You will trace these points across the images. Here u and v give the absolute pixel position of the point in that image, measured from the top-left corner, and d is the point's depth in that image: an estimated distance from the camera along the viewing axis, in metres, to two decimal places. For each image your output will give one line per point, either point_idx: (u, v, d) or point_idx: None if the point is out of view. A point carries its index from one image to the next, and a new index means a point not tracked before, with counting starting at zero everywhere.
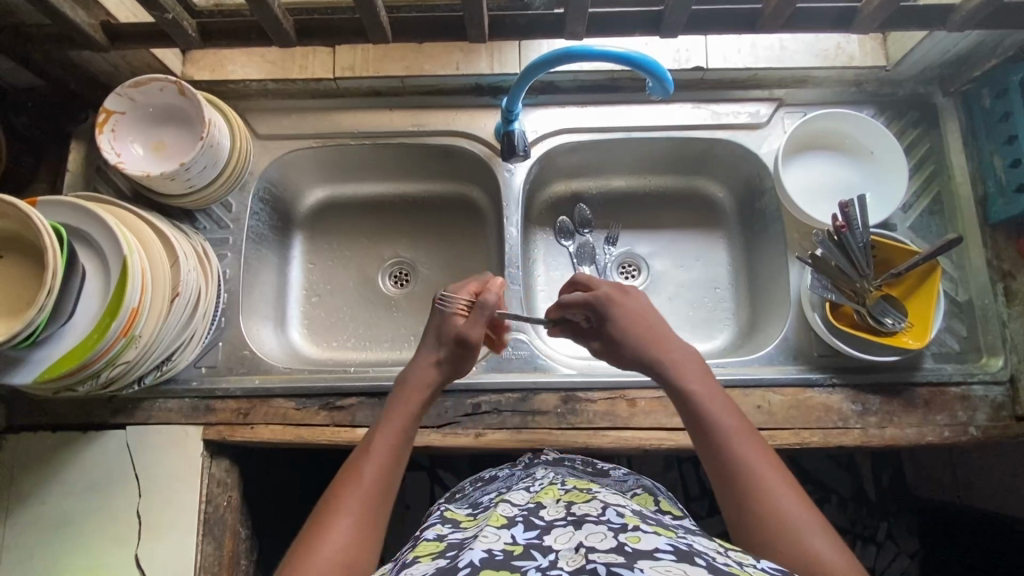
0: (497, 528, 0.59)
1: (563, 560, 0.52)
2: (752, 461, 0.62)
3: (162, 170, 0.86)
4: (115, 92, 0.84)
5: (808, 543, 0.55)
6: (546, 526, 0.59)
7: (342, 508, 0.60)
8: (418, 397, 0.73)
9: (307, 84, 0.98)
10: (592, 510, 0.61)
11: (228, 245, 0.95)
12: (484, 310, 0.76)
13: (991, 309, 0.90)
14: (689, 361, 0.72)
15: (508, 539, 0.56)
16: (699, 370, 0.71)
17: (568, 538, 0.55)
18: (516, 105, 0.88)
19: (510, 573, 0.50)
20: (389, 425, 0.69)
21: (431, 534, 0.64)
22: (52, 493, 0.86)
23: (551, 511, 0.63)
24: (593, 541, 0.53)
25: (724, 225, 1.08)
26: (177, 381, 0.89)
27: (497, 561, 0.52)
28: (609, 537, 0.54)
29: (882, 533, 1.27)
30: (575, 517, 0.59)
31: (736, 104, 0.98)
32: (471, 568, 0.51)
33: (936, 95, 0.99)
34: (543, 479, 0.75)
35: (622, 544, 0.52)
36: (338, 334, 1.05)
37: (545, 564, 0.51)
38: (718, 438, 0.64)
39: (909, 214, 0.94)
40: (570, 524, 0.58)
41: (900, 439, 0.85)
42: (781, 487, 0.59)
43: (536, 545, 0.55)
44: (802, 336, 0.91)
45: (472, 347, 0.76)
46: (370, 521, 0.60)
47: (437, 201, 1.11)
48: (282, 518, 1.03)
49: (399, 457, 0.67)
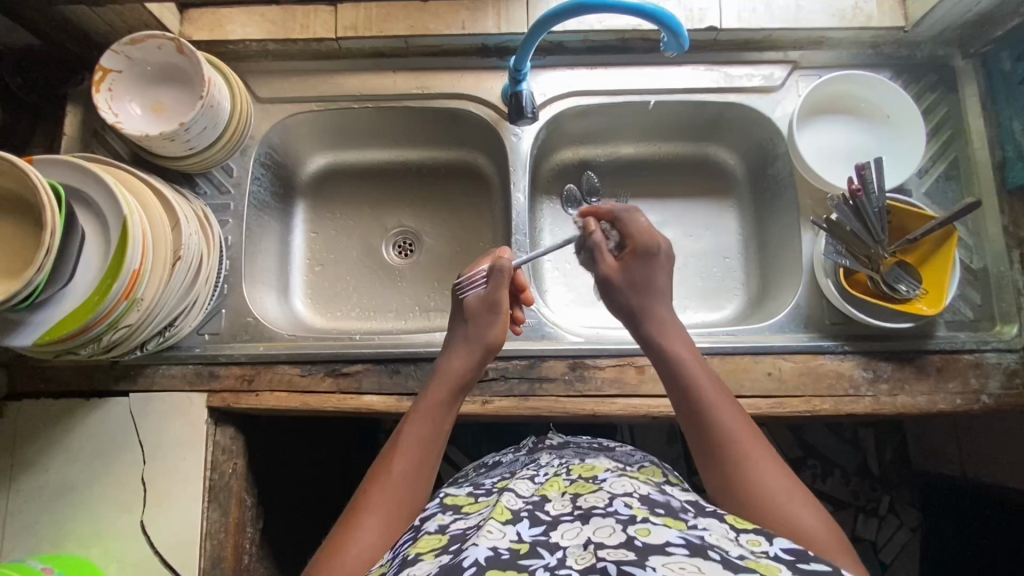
0: (503, 521, 0.58)
1: (572, 558, 0.52)
2: (747, 443, 0.64)
3: (161, 130, 0.84)
4: (111, 49, 0.82)
5: (805, 522, 0.59)
6: (553, 522, 0.58)
7: (371, 506, 0.65)
8: (451, 382, 0.75)
9: (308, 45, 0.95)
10: (599, 501, 0.60)
11: (229, 210, 0.93)
12: (501, 274, 0.77)
13: (1006, 276, 0.88)
14: (680, 339, 0.74)
15: (514, 536, 0.56)
16: (691, 349, 0.73)
17: (576, 534, 0.56)
18: (525, 65, 0.86)
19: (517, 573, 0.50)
20: (420, 416, 0.72)
21: (432, 525, 0.63)
22: (55, 460, 0.85)
23: (557, 504, 0.62)
24: (602, 536, 0.54)
25: (734, 193, 1.07)
26: (180, 348, 0.88)
27: (503, 561, 0.52)
28: (618, 531, 0.54)
29: (884, 506, 1.27)
30: (582, 511, 0.59)
31: (750, 67, 0.96)
32: (477, 566, 0.51)
33: (955, 57, 0.95)
34: (549, 467, 0.75)
35: (631, 540, 0.52)
36: (342, 304, 1.04)
37: (554, 563, 0.52)
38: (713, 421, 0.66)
39: (925, 179, 0.92)
40: (578, 519, 0.58)
41: (911, 407, 0.84)
42: (775, 469, 0.63)
43: (543, 542, 0.55)
44: (813, 302, 0.89)
45: (501, 308, 0.77)
46: (397, 516, 0.65)
47: (442, 168, 1.08)
48: (287, 488, 1.03)
49: (429, 451, 0.70)
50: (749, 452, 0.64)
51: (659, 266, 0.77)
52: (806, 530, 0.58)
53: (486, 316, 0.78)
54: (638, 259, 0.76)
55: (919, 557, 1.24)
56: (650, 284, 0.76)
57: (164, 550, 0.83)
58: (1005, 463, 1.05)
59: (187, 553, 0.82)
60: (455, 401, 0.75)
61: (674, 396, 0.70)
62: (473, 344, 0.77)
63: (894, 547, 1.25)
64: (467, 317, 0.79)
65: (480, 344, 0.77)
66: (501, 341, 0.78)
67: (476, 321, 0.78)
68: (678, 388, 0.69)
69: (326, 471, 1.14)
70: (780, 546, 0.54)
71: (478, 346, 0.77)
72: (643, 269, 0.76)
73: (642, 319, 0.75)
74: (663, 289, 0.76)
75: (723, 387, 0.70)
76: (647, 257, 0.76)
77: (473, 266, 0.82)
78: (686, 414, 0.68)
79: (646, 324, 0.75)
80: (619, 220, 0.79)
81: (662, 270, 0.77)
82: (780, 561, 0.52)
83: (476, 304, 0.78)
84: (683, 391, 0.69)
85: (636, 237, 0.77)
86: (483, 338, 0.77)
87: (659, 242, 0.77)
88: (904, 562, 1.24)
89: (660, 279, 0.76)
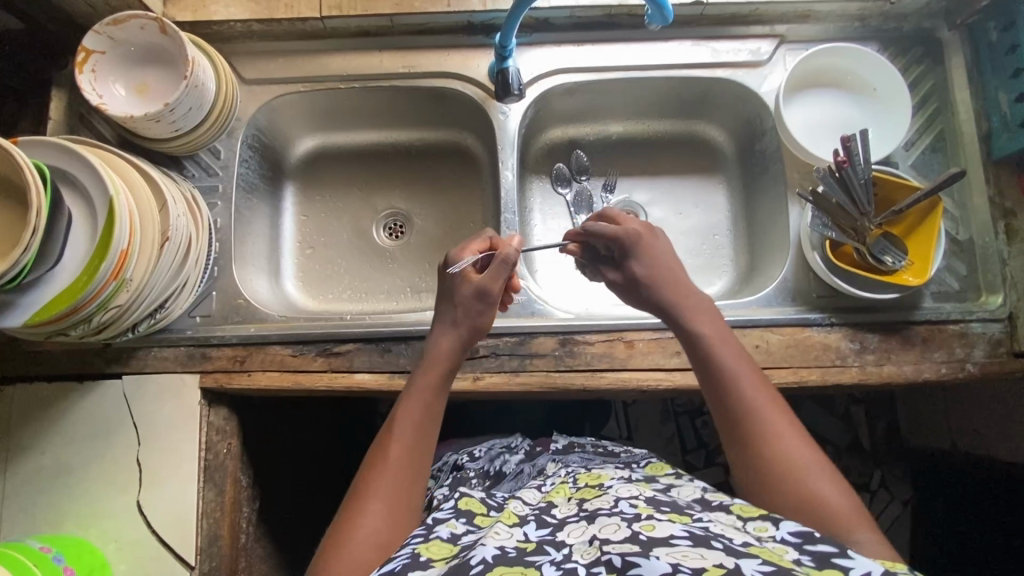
0: (510, 523, 0.61)
1: (578, 553, 0.53)
2: (774, 421, 0.64)
3: (145, 111, 0.83)
4: (93, 29, 0.81)
5: (825, 500, 0.59)
6: (559, 524, 0.60)
7: (372, 493, 0.65)
8: (441, 363, 0.75)
9: (293, 26, 0.94)
10: (605, 503, 0.62)
11: (217, 193, 0.94)
12: (506, 263, 0.77)
13: (992, 247, 0.89)
14: (706, 313, 0.73)
15: (520, 536, 0.58)
16: (717, 325, 0.72)
17: (582, 532, 0.57)
18: (510, 41, 0.86)
19: (524, 568, 0.51)
20: (413, 402, 0.73)
21: (444, 531, 0.62)
22: (50, 443, 0.86)
23: (563, 509, 0.64)
24: (607, 532, 0.54)
25: (722, 170, 1.07)
26: (172, 331, 0.89)
27: (510, 558, 0.53)
28: (623, 527, 0.55)
29: (876, 481, 1.29)
30: (588, 513, 0.61)
31: (737, 42, 0.96)
32: (485, 563, 0.51)
33: (942, 29, 0.96)
34: (556, 476, 0.76)
35: (637, 534, 0.53)
36: (333, 286, 1.04)
37: (559, 558, 0.53)
38: (740, 399, 0.66)
39: (911, 152, 0.93)
40: (584, 519, 0.60)
41: (897, 377, 0.85)
42: (804, 450, 0.63)
43: (549, 540, 0.56)
44: (800, 276, 0.90)
45: (493, 298, 0.77)
46: (400, 503, 0.66)
47: (431, 150, 1.08)
48: (282, 470, 1.04)
49: (424, 433, 0.71)
50: (779, 430, 0.64)
51: (659, 251, 0.78)
52: (832, 512, 0.59)
53: (475, 302, 0.77)
54: (627, 257, 0.79)
55: (910, 530, 1.26)
56: (655, 268, 0.77)
57: (160, 529, 0.83)
58: (993, 434, 1.06)
59: (184, 532, 0.83)
60: (446, 382, 0.75)
61: (704, 381, 0.70)
62: (459, 325, 0.78)
63: (883, 521, 1.27)
64: (456, 300, 0.78)
65: (467, 326, 0.78)
66: (489, 325, 0.80)
67: (466, 306, 0.78)
68: (704, 366, 0.69)
69: (321, 454, 1.15)
70: (786, 529, 0.55)
71: (465, 327, 0.78)
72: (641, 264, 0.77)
73: (664, 298, 0.75)
74: (671, 267, 0.77)
75: (750, 363, 0.69)
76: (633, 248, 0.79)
77: (463, 251, 0.81)
78: (712, 392, 0.68)
79: (669, 304, 0.75)
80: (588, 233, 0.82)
81: (655, 247, 0.79)
82: (787, 543, 0.53)
83: (466, 291, 0.77)
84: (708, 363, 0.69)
85: (616, 240, 0.80)
86: (473, 321, 0.78)
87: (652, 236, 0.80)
88: (895, 535, 1.26)
89: (665, 261, 0.78)
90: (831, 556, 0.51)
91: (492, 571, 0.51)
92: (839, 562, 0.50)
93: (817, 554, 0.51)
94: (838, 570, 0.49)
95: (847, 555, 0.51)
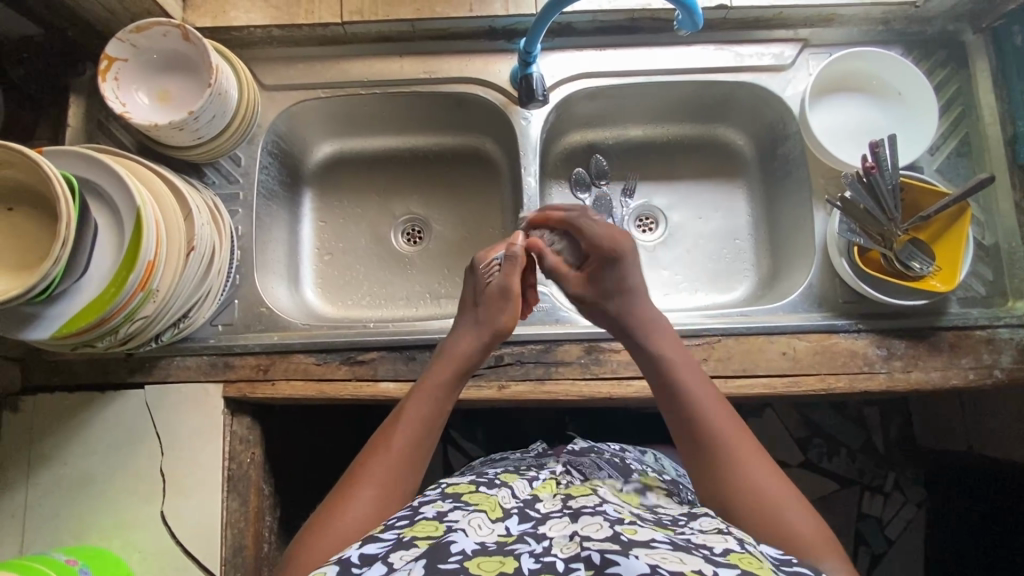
0: (493, 516, 0.59)
1: (557, 546, 0.52)
2: (738, 445, 0.63)
3: (168, 119, 0.82)
4: (116, 37, 0.80)
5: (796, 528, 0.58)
6: (541, 518, 0.59)
7: (366, 479, 0.65)
8: (457, 361, 0.76)
9: (314, 31, 0.93)
10: (589, 502, 0.61)
11: (238, 200, 0.93)
12: (513, 259, 0.81)
13: (1018, 252, 0.88)
14: (668, 339, 0.74)
15: (502, 531, 0.57)
16: (680, 350, 0.73)
17: (563, 527, 0.56)
18: (535, 47, 0.85)
19: (503, 558, 0.51)
20: (422, 394, 0.72)
21: (431, 510, 0.60)
22: (72, 453, 0.85)
23: (547, 504, 0.63)
24: (589, 530, 0.54)
25: (743, 174, 1.06)
26: (194, 340, 0.88)
27: (489, 550, 0.52)
28: (605, 527, 0.54)
29: (890, 484, 1.28)
30: (572, 509, 0.60)
31: (761, 46, 0.95)
32: (464, 554, 0.51)
33: (966, 32, 0.95)
34: (550, 470, 0.75)
35: (618, 535, 0.52)
36: (352, 293, 1.04)
37: (539, 550, 0.52)
38: (704, 422, 0.65)
39: (937, 156, 0.92)
40: (566, 515, 0.59)
41: (924, 383, 0.84)
42: (767, 475, 0.61)
43: (530, 533, 0.56)
44: (826, 282, 0.90)
45: (512, 293, 0.79)
46: (393, 486, 0.65)
47: (449, 155, 1.08)
48: (301, 479, 1.03)
49: (429, 430, 0.70)
50: (742, 454, 0.63)
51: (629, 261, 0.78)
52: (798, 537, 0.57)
53: (498, 300, 0.79)
54: (604, 268, 0.79)
55: (925, 532, 1.26)
56: (621, 288, 0.78)
57: (184, 539, 0.83)
58: (1013, 437, 1.05)
59: (208, 542, 0.83)
60: (459, 383, 0.75)
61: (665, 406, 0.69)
62: (481, 327, 0.78)
63: (899, 524, 1.27)
64: (480, 300, 0.80)
65: (490, 328, 0.78)
66: (510, 327, 0.80)
67: (488, 304, 0.79)
68: (666, 393, 0.69)
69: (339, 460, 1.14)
70: (767, 548, 0.55)
71: (487, 330, 0.78)
72: (612, 274, 0.78)
73: (628, 323, 0.76)
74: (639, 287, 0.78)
75: (713, 388, 0.69)
76: (614, 261, 0.78)
77: (489, 253, 0.84)
78: (675, 417, 0.67)
79: (632, 327, 0.75)
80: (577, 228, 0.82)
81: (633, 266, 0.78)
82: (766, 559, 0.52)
83: (491, 287, 0.80)
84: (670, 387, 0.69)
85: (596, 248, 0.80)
86: (493, 322, 0.78)
87: (623, 244, 0.79)
88: (910, 537, 1.26)
89: (633, 277, 0.78)
90: None
91: (468, 562, 0.50)
92: None
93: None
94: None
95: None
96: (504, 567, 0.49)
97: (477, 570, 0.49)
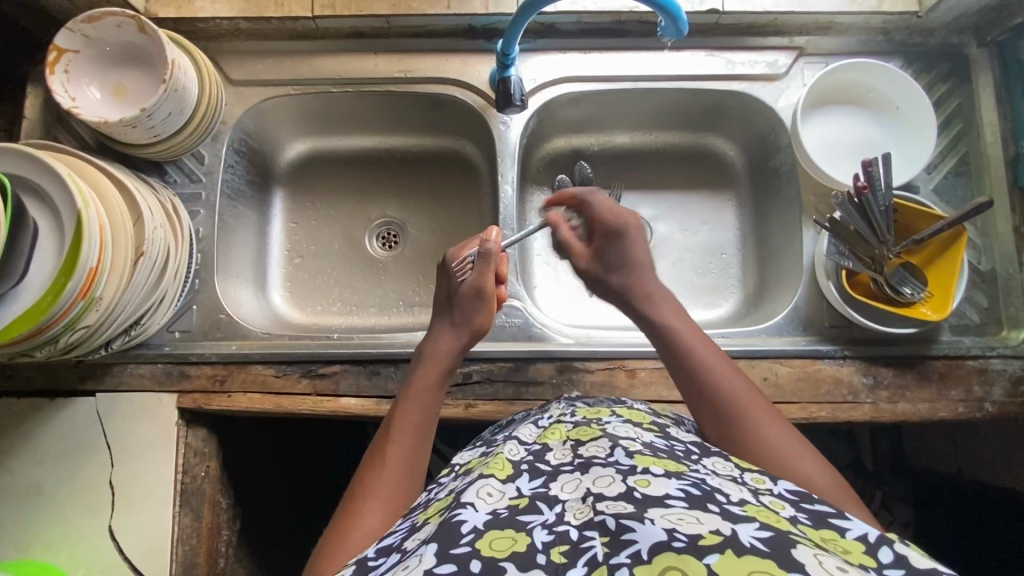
0: (502, 478, 0.52)
1: (571, 512, 0.46)
2: (752, 403, 0.61)
3: (122, 115, 0.78)
4: (66, 27, 0.75)
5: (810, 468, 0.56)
6: (553, 473, 0.52)
7: (367, 494, 0.60)
8: (439, 364, 0.73)
9: (284, 24, 0.89)
10: (600, 451, 0.53)
11: (200, 201, 0.89)
12: (488, 258, 0.74)
13: (1015, 278, 0.84)
14: (669, 306, 0.71)
15: (513, 493, 0.50)
16: (690, 325, 0.69)
17: (575, 486, 0.49)
18: (512, 49, 0.81)
19: (516, 533, 0.45)
20: (411, 402, 0.69)
21: (442, 493, 0.56)
22: (17, 462, 0.81)
23: (558, 455, 0.55)
24: (601, 486, 0.47)
25: (733, 185, 1.02)
26: (150, 346, 0.84)
27: (502, 521, 0.46)
28: (618, 482, 0.47)
29: (877, 503, 1.23)
30: (582, 461, 0.52)
31: (754, 53, 0.90)
32: (476, 532, 0.45)
33: (970, 45, 0.90)
34: (554, 411, 0.68)
35: (631, 490, 0.46)
36: (322, 299, 1.00)
37: (552, 519, 0.46)
38: (714, 386, 0.63)
39: (933, 176, 0.88)
40: (578, 469, 0.51)
41: (911, 415, 0.80)
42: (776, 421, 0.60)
43: (543, 495, 0.49)
44: (813, 305, 0.86)
45: (489, 293, 0.74)
46: (397, 498, 0.61)
47: (428, 158, 1.04)
48: (263, 488, 0.99)
49: (422, 435, 0.67)
50: (754, 411, 0.61)
51: (636, 242, 0.74)
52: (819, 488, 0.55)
53: (473, 300, 0.75)
54: (607, 242, 0.75)
55: None
56: (624, 263, 0.74)
57: (133, 555, 0.79)
58: None
59: (158, 559, 0.79)
60: (444, 384, 0.73)
61: (670, 365, 0.67)
62: (459, 329, 0.75)
63: None
64: (455, 301, 0.75)
65: (466, 329, 0.75)
66: (488, 326, 0.77)
67: (465, 306, 0.75)
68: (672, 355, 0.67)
69: (304, 470, 1.10)
70: (784, 485, 0.50)
71: (465, 332, 0.75)
72: (613, 249, 0.74)
73: (633, 297, 0.72)
74: (645, 262, 0.73)
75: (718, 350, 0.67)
76: (618, 235, 0.74)
77: (462, 249, 0.79)
78: (681, 373, 0.66)
79: (630, 291, 0.73)
80: (582, 205, 0.78)
81: (638, 243, 0.74)
82: (783, 500, 0.48)
83: (465, 287, 0.75)
84: (671, 347, 0.67)
85: (598, 222, 0.76)
86: (471, 323, 0.75)
87: (627, 222, 0.74)
88: None
89: (637, 251, 0.74)
90: (826, 516, 0.46)
91: (482, 543, 0.44)
92: (835, 522, 0.45)
93: (814, 514, 0.47)
94: (835, 532, 0.44)
95: (844, 517, 0.46)
96: (517, 545, 0.43)
97: (489, 551, 0.43)
